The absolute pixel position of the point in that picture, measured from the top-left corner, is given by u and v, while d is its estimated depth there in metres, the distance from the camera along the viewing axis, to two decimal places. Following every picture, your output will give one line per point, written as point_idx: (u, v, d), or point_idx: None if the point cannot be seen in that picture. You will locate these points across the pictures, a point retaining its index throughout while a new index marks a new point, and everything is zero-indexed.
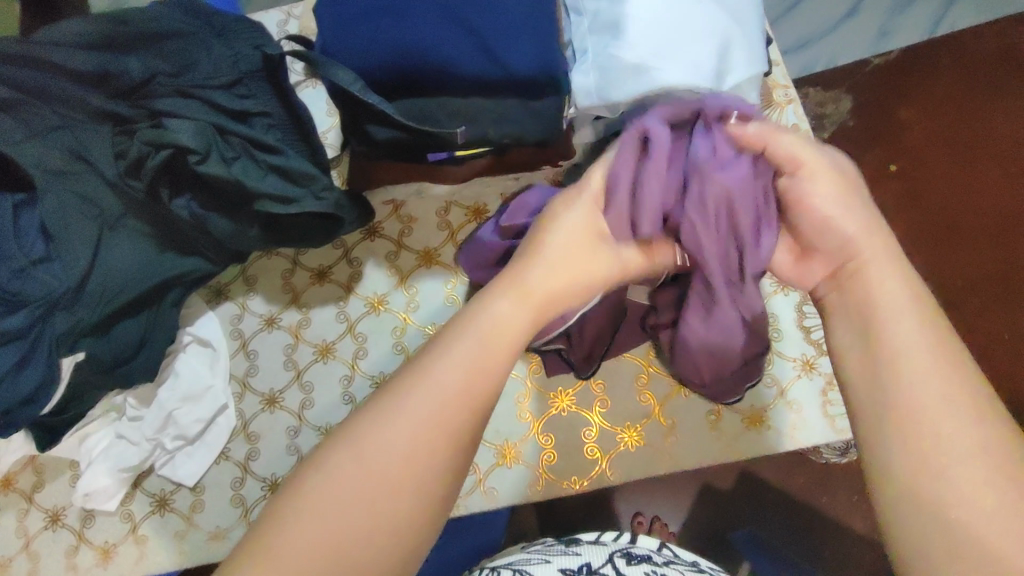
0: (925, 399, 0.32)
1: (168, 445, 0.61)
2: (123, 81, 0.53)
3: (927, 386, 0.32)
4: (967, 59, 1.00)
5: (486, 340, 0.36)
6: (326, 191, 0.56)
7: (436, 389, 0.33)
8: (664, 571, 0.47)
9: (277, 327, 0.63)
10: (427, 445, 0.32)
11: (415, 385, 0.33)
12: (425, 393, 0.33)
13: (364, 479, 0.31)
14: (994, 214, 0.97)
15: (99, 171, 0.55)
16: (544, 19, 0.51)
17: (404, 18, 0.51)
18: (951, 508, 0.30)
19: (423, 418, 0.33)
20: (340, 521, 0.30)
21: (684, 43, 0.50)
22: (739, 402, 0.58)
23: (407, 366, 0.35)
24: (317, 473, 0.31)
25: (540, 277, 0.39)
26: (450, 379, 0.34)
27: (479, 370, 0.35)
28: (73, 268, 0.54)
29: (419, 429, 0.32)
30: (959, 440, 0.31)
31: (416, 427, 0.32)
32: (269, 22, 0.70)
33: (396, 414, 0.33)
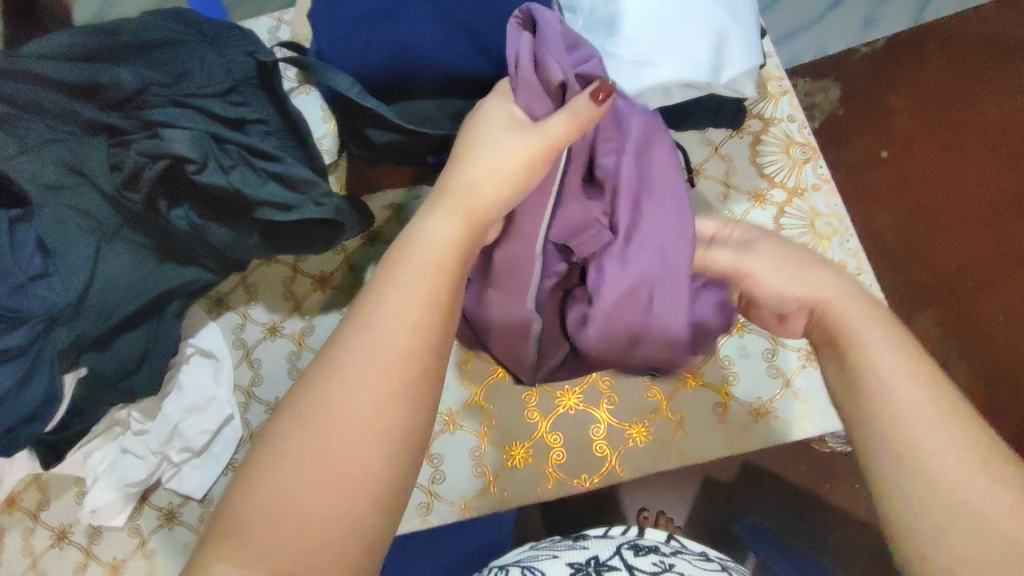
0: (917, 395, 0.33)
1: (175, 458, 0.60)
2: (116, 92, 0.53)
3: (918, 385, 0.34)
4: (953, 46, 1.02)
5: (428, 277, 0.35)
6: (326, 197, 0.55)
7: (382, 341, 0.32)
8: (672, 561, 0.47)
9: (280, 335, 0.63)
10: (380, 398, 0.31)
11: (355, 342, 0.32)
12: (372, 345, 0.32)
13: (322, 445, 0.30)
14: (985, 198, 0.98)
15: (94, 183, 0.54)
16: (539, 14, 0.51)
17: (399, 21, 0.50)
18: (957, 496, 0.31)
19: (374, 376, 0.31)
20: (300, 489, 0.29)
21: (679, 37, 0.50)
22: (745, 393, 0.59)
23: (352, 316, 0.34)
24: (279, 441, 0.31)
25: (474, 176, 0.39)
26: (393, 326, 0.33)
27: (430, 311, 0.34)
28: (72, 282, 0.54)
29: (375, 384, 0.31)
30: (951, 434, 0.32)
31: (371, 384, 0.31)
32: (260, 28, 0.69)
33: (347, 374, 0.31)
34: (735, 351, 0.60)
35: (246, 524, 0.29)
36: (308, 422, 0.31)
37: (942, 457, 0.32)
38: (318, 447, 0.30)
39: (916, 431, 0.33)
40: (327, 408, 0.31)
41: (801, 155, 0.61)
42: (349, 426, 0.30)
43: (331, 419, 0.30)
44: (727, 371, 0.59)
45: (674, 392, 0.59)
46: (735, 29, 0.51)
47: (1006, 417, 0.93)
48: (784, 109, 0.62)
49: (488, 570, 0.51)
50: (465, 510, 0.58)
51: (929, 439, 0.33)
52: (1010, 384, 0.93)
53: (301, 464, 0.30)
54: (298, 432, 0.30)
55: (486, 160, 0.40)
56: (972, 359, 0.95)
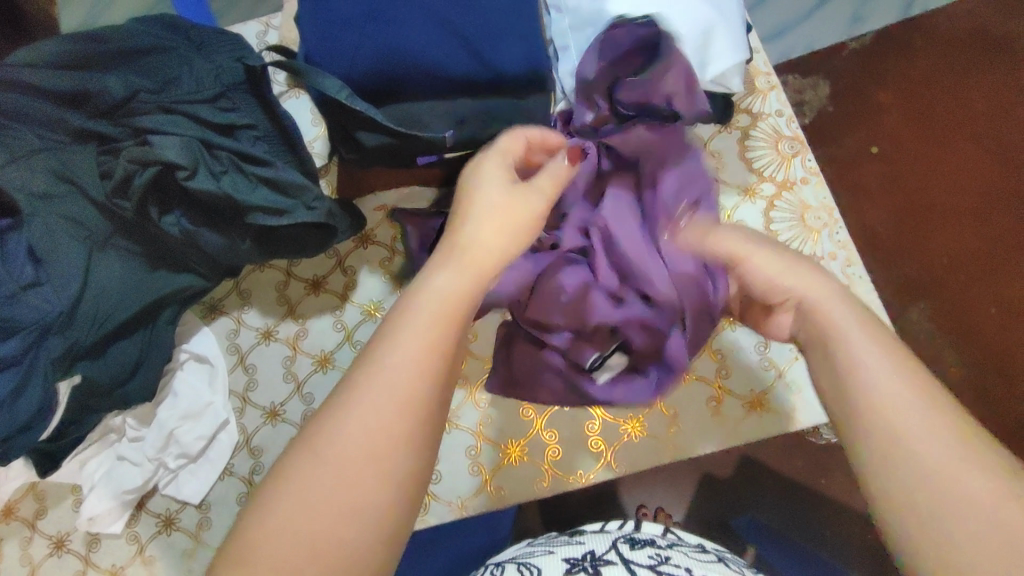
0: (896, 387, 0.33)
1: (171, 463, 0.61)
2: (104, 100, 0.53)
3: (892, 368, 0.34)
4: (940, 40, 1.02)
5: (433, 320, 0.36)
6: (317, 201, 0.55)
7: (391, 379, 0.33)
8: (667, 553, 0.47)
9: (275, 339, 0.63)
10: (390, 437, 0.32)
11: (362, 380, 0.33)
12: (381, 385, 0.33)
13: (331, 479, 0.31)
14: (974, 190, 0.99)
15: (85, 192, 0.54)
16: (527, 17, 0.52)
17: (388, 24, 0.51)
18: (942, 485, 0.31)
19: (386, 413, 0.33)
20: (311, 523, 0.31)
21: (668, 34, 0.50)
22: (739, 387, 0.59)
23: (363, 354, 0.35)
24: (287, 475, 0.32)
25: (473, 232, 0.41)
26: (403, 365, 0.34)
27: (434, 350, 0.35)
28: (64, 291, 0.54)
29: (382, 423, 0.32)
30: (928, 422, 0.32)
31: (378, 422, 0.33)
32: (249, 34, 0.69)
33: (356, 410, 0.33)
34: (728, 346, 0.60)
35: (257, 552, 0.30)
36: (323, 454, 0.32)
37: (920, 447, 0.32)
38: (333, 480, 0.31)
39: (897, 421, 0.33)
40: (340, 440, 0.32)
41: (789, 150, 0.61)
42: (360, 462, 0.32)
43: (346, 452, 0.32)
44: (721, 366, 0.60)
45: None
46: (722, 25, 0.51)
47: (1000, 406, 0.94)
48: (772, 105, 0.62)
49: (486, 567, 0.51)
50: (462, 509, 0.59)
51: (907, 432, 0.33)
52: (1003, 373, 0.94)
53: (315, 495, 0.31)
54: (314, 463, 0.32)
55: (481, 221, 0.41)
56: (964, 349, 0.95)
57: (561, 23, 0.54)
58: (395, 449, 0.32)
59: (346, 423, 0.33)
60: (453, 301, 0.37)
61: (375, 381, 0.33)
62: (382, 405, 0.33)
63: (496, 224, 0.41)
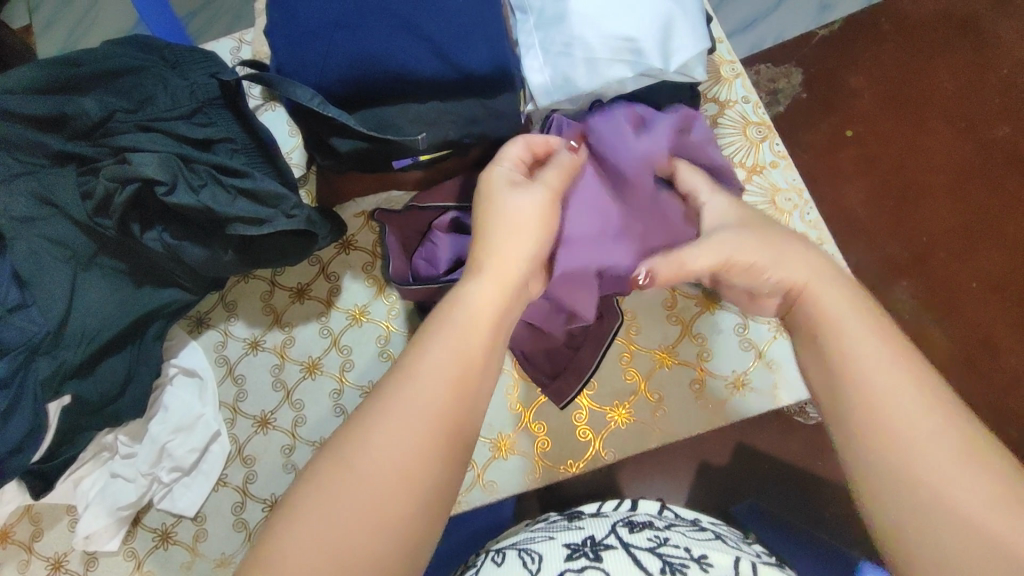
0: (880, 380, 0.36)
1: (165, 477, 0.61)
2: (81, 122, 0.54)
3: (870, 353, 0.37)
4: (907, 22, 1.04)
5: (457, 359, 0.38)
6: (296, 208, 0.56)
7: (417, 411, 0.35)
8: (666, 534, 0.47)
9: (262, 349, 0.63)
10: (414, 464, 0.34)
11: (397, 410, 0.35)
12: (408, 415, 0.35)
13: (361, 502, 0.33)
14: (949, 168, 1.01)
15: (65, 212, 0.55)
16: (494, 18, 0.53)
17: (357, 31, 0.52)
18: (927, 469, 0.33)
19: (419, 438, 0.34)
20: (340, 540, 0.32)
21: (627, 28, 0.52)
22: (720, 368, 0.60)
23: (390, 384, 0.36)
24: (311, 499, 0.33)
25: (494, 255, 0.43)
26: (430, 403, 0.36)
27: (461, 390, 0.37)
28: (50, 310, 0.54)
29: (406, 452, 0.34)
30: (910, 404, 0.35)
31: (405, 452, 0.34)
32: (223, 50, 0.70)
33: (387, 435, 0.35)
34: (707, 328, 0.61)
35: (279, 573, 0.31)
36: (350, 471, 0.33)
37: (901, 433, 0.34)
38: (363, 497, 0.33)
39: (887, 418, 0.35)
40: (365, 461, 0.33)
41: (757, 135, 0.63)
42: (381, 483, 0.33)
43: (370, 473, 0.33)
44: (701, 348, 0.61)
45: (651, 372, 0.61)
46: (681, 17, 0.52)
47: (988, 378, 0.95)
48: (738, 91, 0.64)
49: (485, 554, 0.51)
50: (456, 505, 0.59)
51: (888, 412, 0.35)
52: (989, 345, 0.96)
53: (345, 511, 0.32)
54: (343, 483, 0.33)
55: (521, 234, 0.44)
56: (949, 323, 0.97)
57: (526, 23, 0.55)
58: (423, 475, 0.34)
59: (371, 440, 0.34)
60: (481, 313, 0.40)
61: (408, 413, 0.35)
62: (407, 424, 0.35)
63: (512, 235, 0.44)
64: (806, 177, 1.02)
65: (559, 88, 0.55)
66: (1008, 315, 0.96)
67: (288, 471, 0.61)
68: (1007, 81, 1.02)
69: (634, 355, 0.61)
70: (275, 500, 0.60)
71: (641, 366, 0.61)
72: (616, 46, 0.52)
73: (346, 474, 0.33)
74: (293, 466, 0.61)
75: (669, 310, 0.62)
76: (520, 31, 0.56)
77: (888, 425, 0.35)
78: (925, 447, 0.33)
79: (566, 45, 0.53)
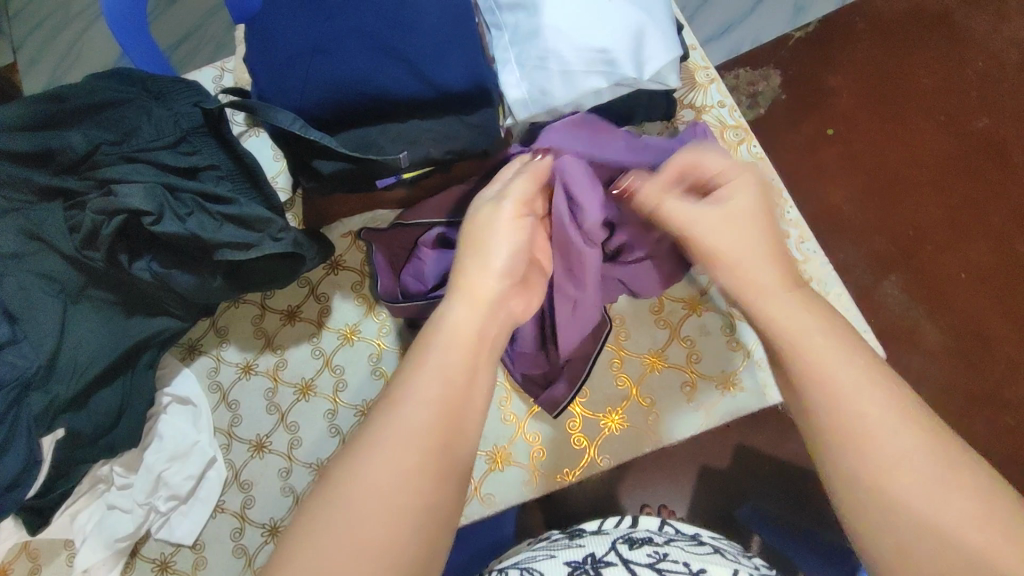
0: (852, 390, 0.36)
1: (162, 507, 0.61)
2: (67, 156, 0.54)
3: (836, 362, 0.37)
4: (881, 20, 1.06)
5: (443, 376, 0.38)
6: (283, 232, 0.57)
7: (406, 424, 0.36)
8: (665, 550, 0.47)
9: (255, 372, 0.64)
10: (404, 472, 0.34)
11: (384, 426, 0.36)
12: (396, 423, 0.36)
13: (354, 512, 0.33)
14: (931, 161, 1.02)
15: (54, 247, 0.55)
16: (466, 36, 0.54)
17: (333, 55, 0.53)
18: (896, 475, 0.33)
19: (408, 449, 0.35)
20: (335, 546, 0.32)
21: (599, 38, 0.53)
22: (710, 370, 0.61)
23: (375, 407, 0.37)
24: (308, 517, 0.33)
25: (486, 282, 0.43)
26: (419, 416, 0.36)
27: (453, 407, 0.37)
28: (41, 344, 0.54)
29: (393, 460, 0.34)
30: (878, 417, 0.35)
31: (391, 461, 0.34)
32: (205, 79, 0.71)
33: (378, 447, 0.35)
34: (695, 331, 0.62)
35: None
36: (345, 494, 0.33)
37: (872, 443, 0.34)
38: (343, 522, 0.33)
39: (860, 430, 0.35)
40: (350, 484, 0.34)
41: (735, 139, 0.64)
42: (374, 492, 0.33)
43: (355, 498, 0.33)
44: (691, 351, 0.61)
45: (642, 377, 0.61)
46: (653, 27, 0.54)
47: (981, 369, 0.96)
48: (714, 96, 0.65)
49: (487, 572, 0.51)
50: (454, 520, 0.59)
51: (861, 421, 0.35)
52: (981, 337, 0.97)
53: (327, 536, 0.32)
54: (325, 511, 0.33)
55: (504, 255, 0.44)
56: (939, 316, 0.98)
57: (501, 39, 0.57)
58: (414, 483, 0.34)
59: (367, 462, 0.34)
60: (463, 328, 0.42)
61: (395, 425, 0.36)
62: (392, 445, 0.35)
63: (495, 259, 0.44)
64: (790, 178, 1.04)
65: (537, 101, 0.55)
66: (997, 307, 0.97)
67: (286, 493, 0.61)
68: (981, 74, 1.04)
69: (624, 360, 0.62)
70: (273, 524, 0.60)
71: (632, 371, 0.61)
72: (589, 58, 0.53)
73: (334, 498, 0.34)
74: (291, 489, 0.61)
75: (656, 314, 0.63)
76: (496, 47, 0.57)
77: (860, 445, 0.35)
78: (900, 463, 0.34)
79: (541, 59, 0.54)
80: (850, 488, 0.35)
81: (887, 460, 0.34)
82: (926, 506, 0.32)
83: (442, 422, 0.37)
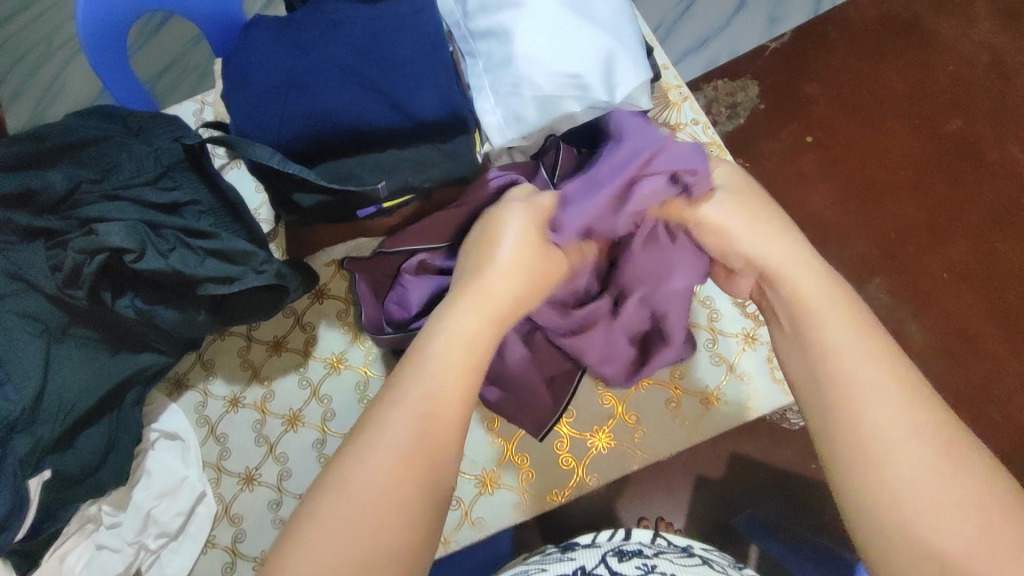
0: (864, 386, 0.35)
1: (152, 544, 0.61)
2: (48, 196, 0.54)
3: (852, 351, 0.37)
4: (852, 30, 1.08)
5: (427, 386, 0.38)
6: (265, 264, 0.57)
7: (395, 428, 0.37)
8: (654, 561, 0.48)
9: (242, 405, 0.64)
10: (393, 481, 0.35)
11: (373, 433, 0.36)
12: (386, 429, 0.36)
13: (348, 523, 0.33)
14: (906, 165, 1.04)
15: (37, 287, 0.55)
16: (440, 64, 0.54)
17: (310, 89, 0.54)
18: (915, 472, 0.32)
19: (392, 457, 0.36)
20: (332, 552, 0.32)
21: (570, 65, 0.54)
22: (694, 385, 0.61)
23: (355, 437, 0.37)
24: (300, 530, 0.34)
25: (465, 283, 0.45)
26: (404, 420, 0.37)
27: (435, 417, 0.38)
28: (26, 385, 0.54)
29: (383, 468, 0.35)
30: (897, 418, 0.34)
31: (381, 468, 0.35)
32: (186, 113, 0.72)
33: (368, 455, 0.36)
34: None
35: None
36: (333, 505, 0.34)
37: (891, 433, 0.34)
38: (341, 534, 0.33)
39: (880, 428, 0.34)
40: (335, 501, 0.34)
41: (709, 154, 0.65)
42: (365, 503, 0.34)
43: (346, 509, 0.34)
44: (675, 366, 0.62)
45: (628, 395, 0.62)
46: (622, 52, 0.55)
47: (967, 367, 0.97)
48: (687, 114, 0.66)
49: None
50: (446, 545, 0.59)
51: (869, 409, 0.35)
52: (967, 335, 0.98)
53: (326, 552, 0.33)
54: (321, 529, 0.33)
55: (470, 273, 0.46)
56: (925, 317, 0.99)
57: (475, 67, 0.57)
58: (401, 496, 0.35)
59: (354, 470, 0.35)
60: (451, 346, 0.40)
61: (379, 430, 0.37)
62: (384, 457, 0.36)
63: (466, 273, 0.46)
64: (774, 185, 1.04)
65: (513, 126, 0.56)
66: (980, 305, 0.99)
67: (276, 525, 0.61)
68: (952, 79, 1.06)
69: None
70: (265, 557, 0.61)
71: (618, 389, 0.62)
72: (561, 83, 0.54)
73: (322, 509, 0.34)
74: (281, 520, 0.61)
75: None
76: (470, 75, 0.58)
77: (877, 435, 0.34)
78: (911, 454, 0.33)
79: (514, 85, 0.55)
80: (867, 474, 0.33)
81: (895, 446, 0.33)
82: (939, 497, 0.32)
83: (422, 425, 0.37)
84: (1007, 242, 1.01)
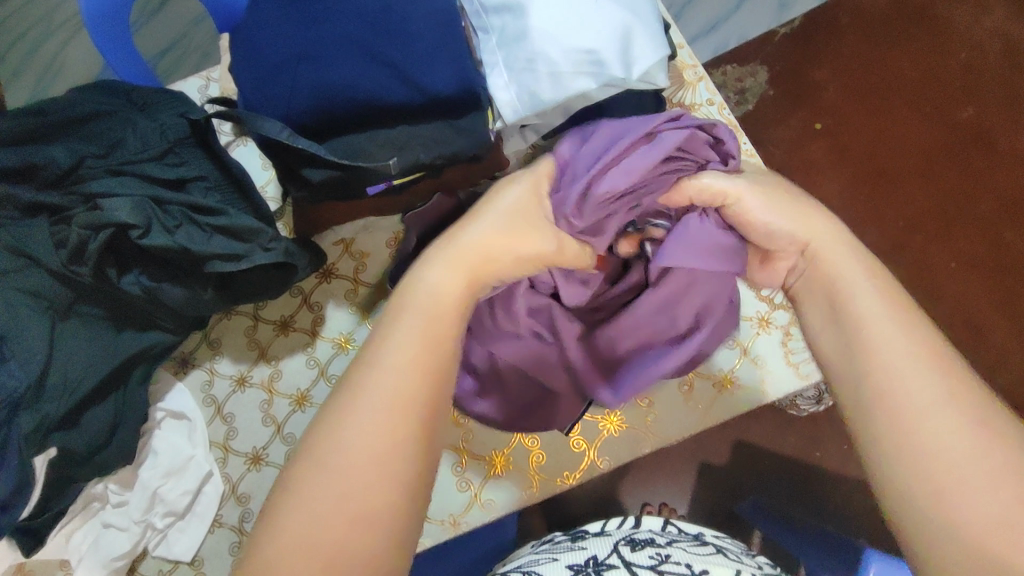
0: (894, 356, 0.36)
1: (159, 523, 0.61)
2: (51, 171, 0.53)
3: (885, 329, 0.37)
4: (864, 13, 1.06)
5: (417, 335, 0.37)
6: (273, 241, 0.56)
7: (384, 386, 0.35)
8: (667, 550, 0.47)
9: (250, 385, 0.63)
10: (388, 451, 0.33)
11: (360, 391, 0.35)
12: (373, 391, 0.34)
13: (341, 487, 0.32)
14: (916, 149, 1.03)
15: (40, 262, 0.54)
16: (454, 39, 0.53)
17: (319, 63, 0.53)
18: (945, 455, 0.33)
19: (384, 419, 0.34)
20: (327, 520, 0.32)
21: (587, 40, 0.53)
22: (708, 368, 0.61)
23: None
24: (291, 495, 0.32)
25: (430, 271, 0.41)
26: (393, 371, 0.35)
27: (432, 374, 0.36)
28: (29, 363, 0.53)
29: (374, 437, 0.33)
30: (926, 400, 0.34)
31: (371, 436, 0.33)
32: (190, 89, 0.70)
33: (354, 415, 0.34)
34: None
35: (271, 546, 0.31)
36: (326, 462, 0.33)
37: (916, 409, 0.34)
38: (337, 506, 0.32)
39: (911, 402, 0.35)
40: (327, 478, 0.33)
41: None
42: (355, 466, 0.33)
43: (346, 471, 0.33)
44: None
45: None
46: (639, 27, 0.54)
47: (975, 357, 0.96)
48: (702, 94, 0.65)
49: None
50: (455, 527, 0.59)
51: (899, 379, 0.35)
52: (974, 326, 0.97)
53: (318, 517, 0.32)
54: (309, 494, 0.32)
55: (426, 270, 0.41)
56: (931, 307, 0.98)
57: (488, 42, 0.56)
58: (399, 459, 0.34)
59: (347, 431, 0.34)
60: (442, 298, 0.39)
61: (368, 385, 0.35)
62: (377, 415, 0.34)
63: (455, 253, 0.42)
64: (781, 174, 1.03)
65: (527, 103, 0.55)
66: (989, 295, 0.98)
67: None
68: (964, 64, 1.05)
69: None
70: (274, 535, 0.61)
71: None
72: (576, 59, 0.53)
73: (316, 467, 0.33)
74: None
75: None
76: (483, 50, 0.56)
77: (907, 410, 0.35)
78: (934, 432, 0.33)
79: (528, 61, 0.54)
80: (896, 449, 0.34)
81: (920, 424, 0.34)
82: (961, 478, 0.32)
83: (428, 393, 0.36)
84: (1016, 233, 1.00)
